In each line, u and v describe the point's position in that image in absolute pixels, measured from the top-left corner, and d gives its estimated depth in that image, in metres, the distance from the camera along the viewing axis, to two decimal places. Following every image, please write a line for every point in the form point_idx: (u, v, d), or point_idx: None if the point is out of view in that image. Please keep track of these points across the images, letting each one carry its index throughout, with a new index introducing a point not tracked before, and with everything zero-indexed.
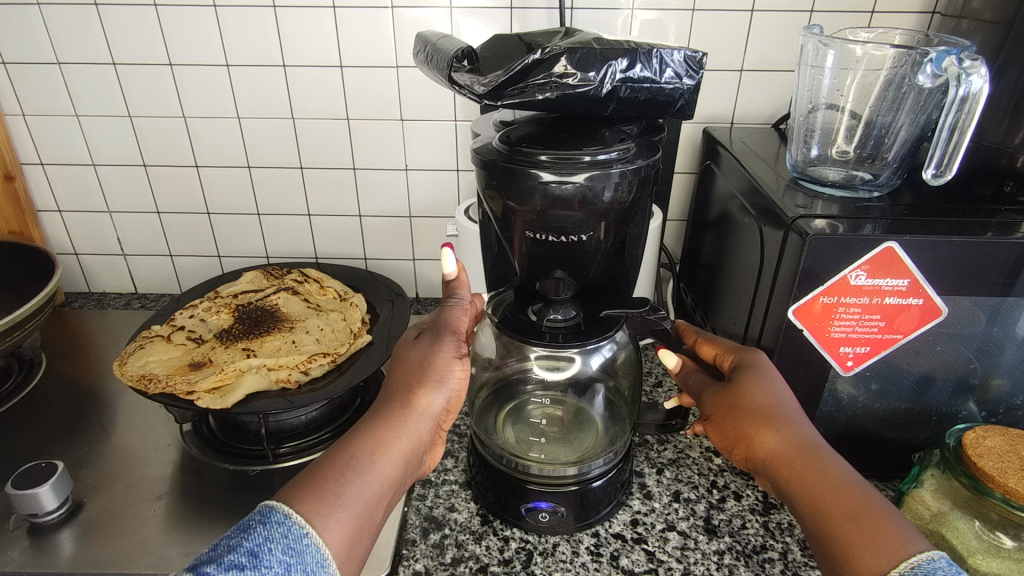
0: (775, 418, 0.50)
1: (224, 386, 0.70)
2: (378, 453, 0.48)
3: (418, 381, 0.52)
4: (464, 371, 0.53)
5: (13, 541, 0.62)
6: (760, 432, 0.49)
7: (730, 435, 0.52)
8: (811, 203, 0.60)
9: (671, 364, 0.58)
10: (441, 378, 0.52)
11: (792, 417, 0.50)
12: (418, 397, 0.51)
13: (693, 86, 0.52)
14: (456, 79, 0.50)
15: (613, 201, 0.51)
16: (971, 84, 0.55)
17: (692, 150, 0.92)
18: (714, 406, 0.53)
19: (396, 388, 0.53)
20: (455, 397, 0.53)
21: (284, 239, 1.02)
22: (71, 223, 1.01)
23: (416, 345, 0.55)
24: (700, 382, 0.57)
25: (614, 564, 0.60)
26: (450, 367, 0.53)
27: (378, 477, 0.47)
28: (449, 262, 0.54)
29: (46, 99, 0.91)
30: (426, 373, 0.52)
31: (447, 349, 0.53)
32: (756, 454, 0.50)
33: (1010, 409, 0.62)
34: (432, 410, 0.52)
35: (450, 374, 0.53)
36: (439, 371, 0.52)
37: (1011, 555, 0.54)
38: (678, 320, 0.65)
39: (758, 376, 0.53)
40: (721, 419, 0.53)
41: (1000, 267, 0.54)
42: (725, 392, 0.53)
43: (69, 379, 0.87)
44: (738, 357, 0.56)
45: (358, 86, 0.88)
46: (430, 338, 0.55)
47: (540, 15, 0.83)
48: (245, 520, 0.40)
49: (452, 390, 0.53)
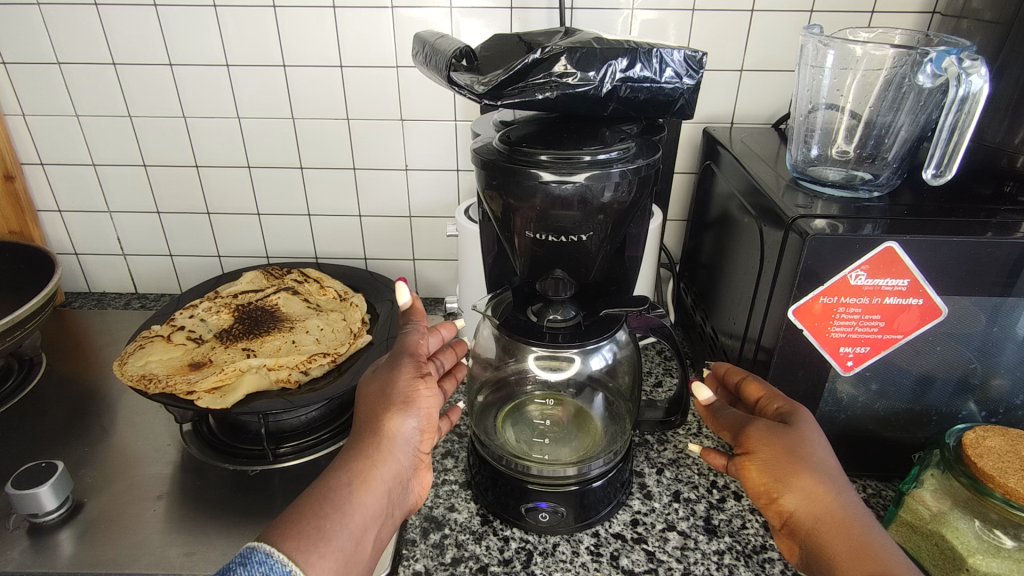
0: (830, 477, 0.45)
1: (224, 386, 0.69)
2: (357, 484, 0.47)
3: (385, 407, 0.51)
4: (430, 391, 0.52)
5: (13, 541, 0.62)
6: (814, 488, 0.45)
7: (775, 480, 0.46)
8: (812, 203, 0.60)
9: (703, 398, 0.54)
10: (407, 400, 0.51)
11: (843, 485, 0.45)
12: (386, 422, 0.50)
13: (693, 86, 0.52)
14: (456, 79, 0.50)
15: (613, 201, 0.51)
16: (972, 84, 0.55)
17: (692, 149, 0.92)
18: (761, 447, 0.47)
19: (365, 415, 0.52)
20: (426, 418, 0.52)
21: (284, 239, 1.02)
22: (71, 223, 1.01)
23: (377, 375, 0.54)
24: (741, 416, 0.51)
25: (614, 564, 0.60)
26: (413, 388, 0.51)
27: (360, 511, 0.46)
28: (404, 292, 0.54)
29: (46, 100, 0.91)
30: (390, 398, 0.51)
31: (406, 371, 0.52)
32: (801, 510, 0.45)
33: (1010, 409, 0.62)
34: (405, 436, 0.51)
35: (416, 395, 0.51)
36: (404, 393, 0.51)
37: (1012, 555, 0.54)
38: (716, 363, 0.60)
39: (814, 433, 0.48)
40: (769, 460, 0.46)
41: (1000, 267, 0.54)
42: (780, 436, 0.47)
43: (69, 379, 0.87)
44: (786, 403, 0.51)
45: (357, 86, 0.88)
46: (390, 363, 0.54)
47: (540, 15, 0.83)
48: (226, 565, 0.40)
49: (421, 412, 0.51)
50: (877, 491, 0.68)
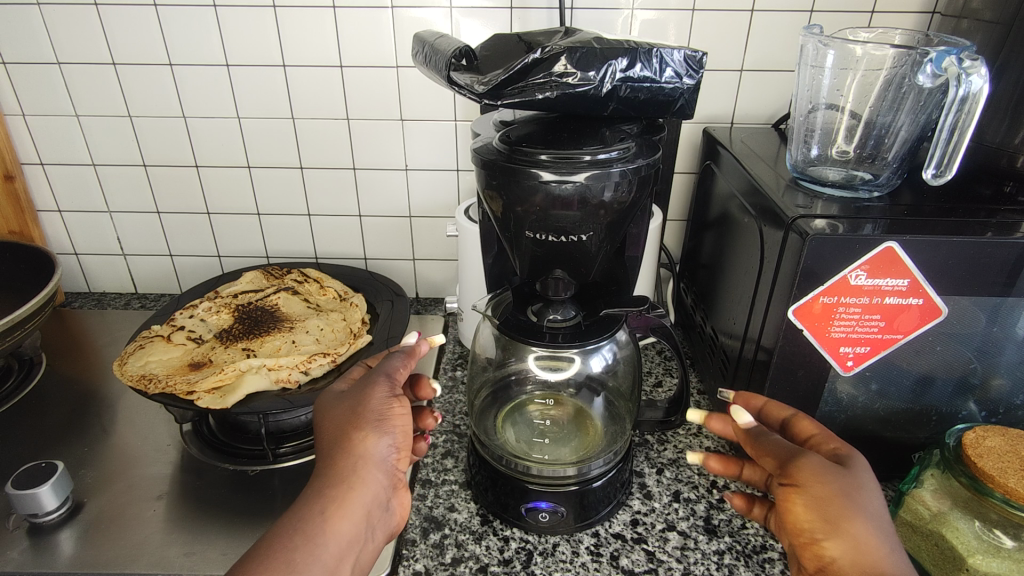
0: (882, 530, 0.40)
1: (224, 386, 0.69)
2: (331, 511, 0.45)
3: (356, 427, 0.48)
4: (403, 409, 0.50)
5: (13, 541, 0.62)
6: (866, 539, 0.39)
7: (823, 522, 0.40)
8: (812, 203, 0.60)
9: (741, 420, 0.47)
10: (380, 419, 0.48)
11: (894, 543, 0.40)
12: (358, 443, 0.47)
13: (693, 86, 0.52)
14: (456, 79, 0.50)
15: (613, 201, 0.51)
16: (972, 84, 0.55)
17: (692, 150, 0.92)
18: (814, 483, 0.40)
19: (333, 435, 0.48)
20: (400, 437, 0.49)
21: (284, 239, 1.02)
22: (71, 223, 1.01)
23: (343, 398, 0.51)
24: (787, 443, 0.44)
25: (614, 564, 0.60)
26: (386, 407, 0.49)
27: (337, 539, 0.44)
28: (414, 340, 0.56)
29: (46, 100, 0.91)
30: (362, 416, 0.48)
31: (379, 391, 0.50)
32: (845, 559, 0.39)
33: (1010, 409, 0.62)
34: (380, 456, 0.48)
35: (388, 414, 0.49)
36: (376, 413, 0.49)
37: (1012, 555, 0.53)
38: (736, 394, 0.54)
39: (872, 484, 0.41)
40: (820, 499, 0.40)
41: (1000, 267, 0.54)
42: (835, 475, 0.41)
43: (69, 378, 0.87)
44: (841, 443, 0.45)
45: (357, 86, 0.88)
46: (360, 386, 0.51)
47: (540, 15, 0.83)
48: None
49: (394, 432, 0.49)
50: None
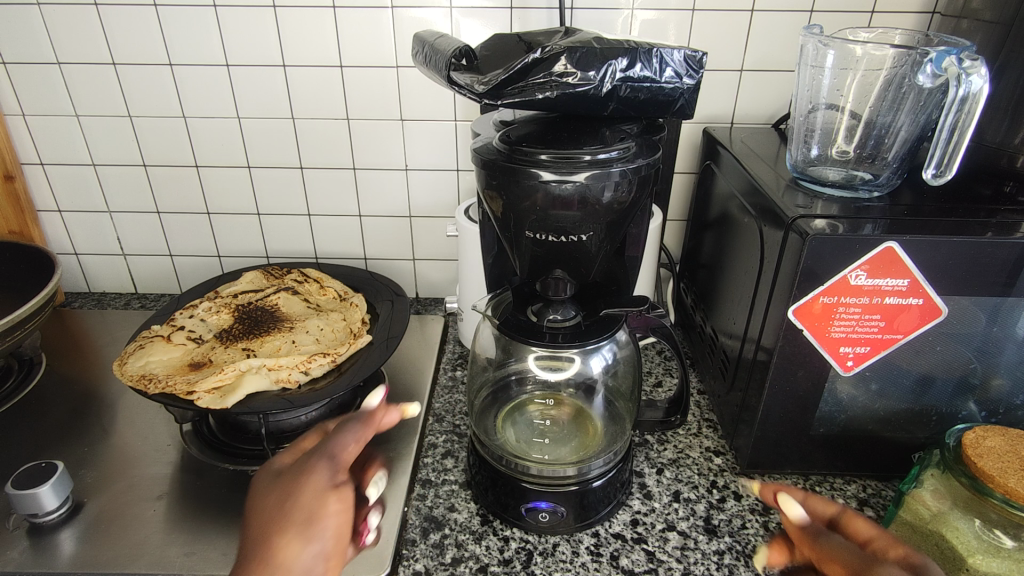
0: None
1: (224, 386, 0.69)
2: None
3: (279, 529, 0.37)
4: (344, 506, 0.38)
5: (13, 541, 0.62)
6: None
7: None
8: (812, 203, 0.60)
9: (794, 515, 0.41)
10: (310, 521, 0.37)
11: None
12: (279, 550, 0.36)
13: (693, 86, 0.52)
14: (456, 79, 0.50)
15: (613, 201, 0.51)
16: (972, 84, 0.55)
17: (692, 150, 0.92)
18: None
19: (252, 536, 0.37)
20: (336, 545, 0.38)
21: (284, 239, 1.02)
22: (71, 223, 1.01)
23: (275, 485, 0.40)
24: (852, 549, 0.38)
25: (614, 564, 0.60)
26: (322, 503, 0.38)
27: None
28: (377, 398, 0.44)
29: (46, 100, 0.91)
30: (289, 515, 0.37)
31: (316, 482, 0.39)
32: None
33: (1010, 409, 0.62)
34: (306, 569, 0.36)
35: (323, 513, 0.38)
36: (306, 510, 0.38)
37: (1011, 555, 0.53)
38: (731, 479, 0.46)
39: None
40: None
41: (1000, 267, 0.54)
42: None
43: (69, 378, 0.87)
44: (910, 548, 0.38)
45: (357, 86, 0.88)
46: (297, 471, 0.40)
47: (540, 15, 0.83)
48: None
49: (327, 538, 0.37)
50: (877, 492, 0.68)
